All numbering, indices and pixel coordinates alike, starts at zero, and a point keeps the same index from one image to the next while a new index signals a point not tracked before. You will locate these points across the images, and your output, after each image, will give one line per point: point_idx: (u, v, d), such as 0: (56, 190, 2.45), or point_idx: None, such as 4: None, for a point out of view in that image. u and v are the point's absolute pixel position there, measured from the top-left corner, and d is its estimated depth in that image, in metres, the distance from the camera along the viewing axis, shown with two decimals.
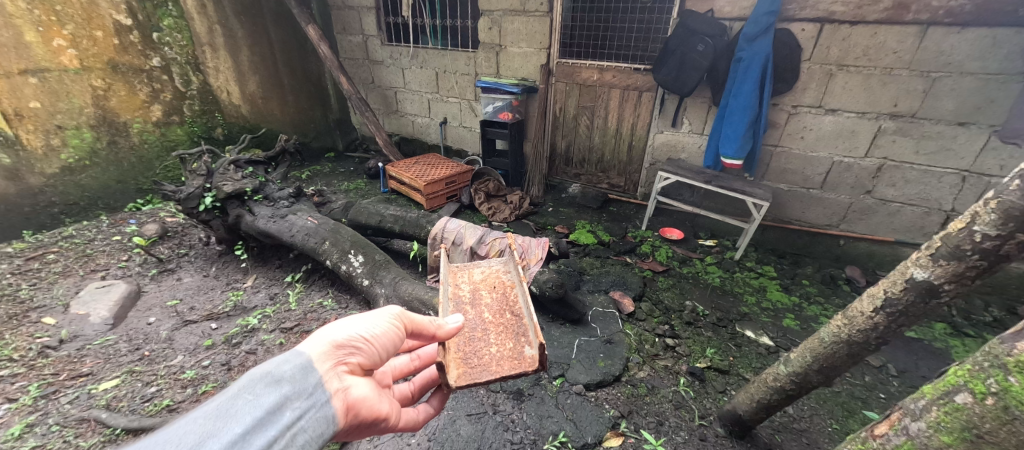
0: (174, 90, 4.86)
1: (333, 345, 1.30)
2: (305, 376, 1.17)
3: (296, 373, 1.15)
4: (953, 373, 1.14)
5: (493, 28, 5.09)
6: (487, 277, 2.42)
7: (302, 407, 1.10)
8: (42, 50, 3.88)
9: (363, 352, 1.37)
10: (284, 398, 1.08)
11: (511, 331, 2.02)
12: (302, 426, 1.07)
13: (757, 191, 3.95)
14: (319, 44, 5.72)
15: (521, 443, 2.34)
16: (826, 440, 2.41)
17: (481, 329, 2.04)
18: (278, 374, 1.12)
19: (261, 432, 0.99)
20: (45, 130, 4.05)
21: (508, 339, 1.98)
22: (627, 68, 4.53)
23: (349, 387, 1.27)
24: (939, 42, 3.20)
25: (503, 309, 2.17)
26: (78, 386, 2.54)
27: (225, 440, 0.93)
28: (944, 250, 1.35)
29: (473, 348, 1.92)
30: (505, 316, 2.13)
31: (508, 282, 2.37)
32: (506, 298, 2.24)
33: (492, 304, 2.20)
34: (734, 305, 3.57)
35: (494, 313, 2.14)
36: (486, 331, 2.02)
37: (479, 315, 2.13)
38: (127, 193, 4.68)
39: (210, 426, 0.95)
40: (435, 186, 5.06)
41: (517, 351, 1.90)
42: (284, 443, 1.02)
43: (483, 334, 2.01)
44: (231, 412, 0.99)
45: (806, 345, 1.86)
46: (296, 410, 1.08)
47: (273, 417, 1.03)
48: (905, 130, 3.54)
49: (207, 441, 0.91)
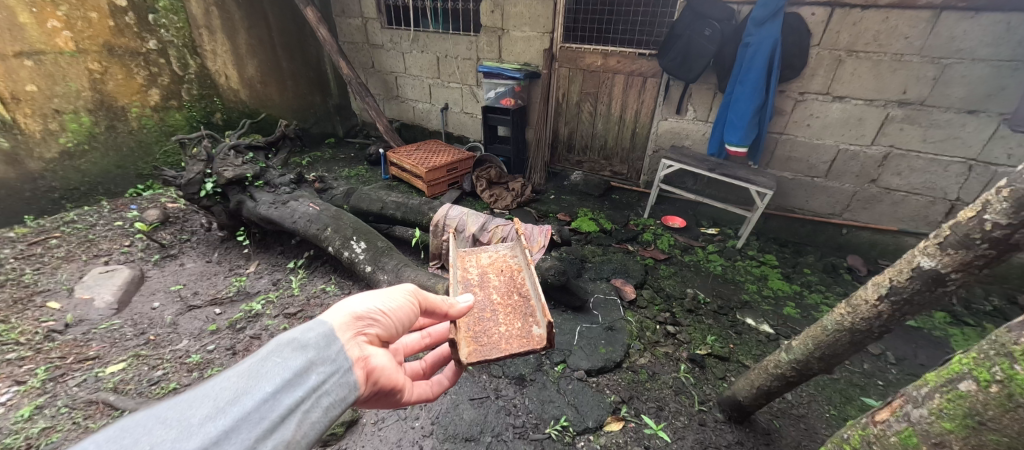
0: (172, 75, 4.80)
1: (353, 316, 1.31)
2: (329, 343, 1.18)
3: (320, 339, 1.16)
4: (957, 362, 1.14)
5: (495, 12, 4.98)
6: (495, 261, 2.42)
7: (326, 372, 1.12)
8: (36, 31, 3.81)
9: (380, 324, 1.38)
10: (309, 362, 1.10)
11: (519, 312, 2.03)
12: (327, 389, 1.09)
13: (761, 178, 3.92)
14: (318, 27, 5.61)
15: (524, 427, 2.37)
16: (824, 425, 2.45)
17: (489, 309, 2.05)
18: (303, 340, 1.13)
19: (290, 391, 1.02)
20: (43, 114, 4.01)
21: (516, 319, 2.00)
22: (632, 54, 4.45)
23: (369, 356, 1.27)
24: (951, 28, 3.14)
25: (511, 291, 2.18)
26: (85, 369, 2.57)
27: (256, 398, 0.97)
28: (954, 239, 1.33)
29: (483, 327, 1.93)
30: (513, 297, 2.14)
31: (515, 265, 2.37)
32: (513, 281, 2.25)
33: (500, 286, 2.21)
34: (735, 293, 3.59)
35: (502, 294, 2.16)
36: (495, 312, 2.04)
37: (488, 296, 2.14)
38: (127, 178, 4.67)
39: (242, 384, 0.98)
40: (436, 173, 5.04)
41: (525, 330, 1.92)
42: (311, 405, 1.04)
43: (492, 315, 2.03)
44: (261, 372, 1.02)
45: (807, 333, 1.87)
46: (321, 374, 1.10)
47: (300, 379, 1.05)
48: (913, 118, 3.50)
49: (240, 399, 0.96)
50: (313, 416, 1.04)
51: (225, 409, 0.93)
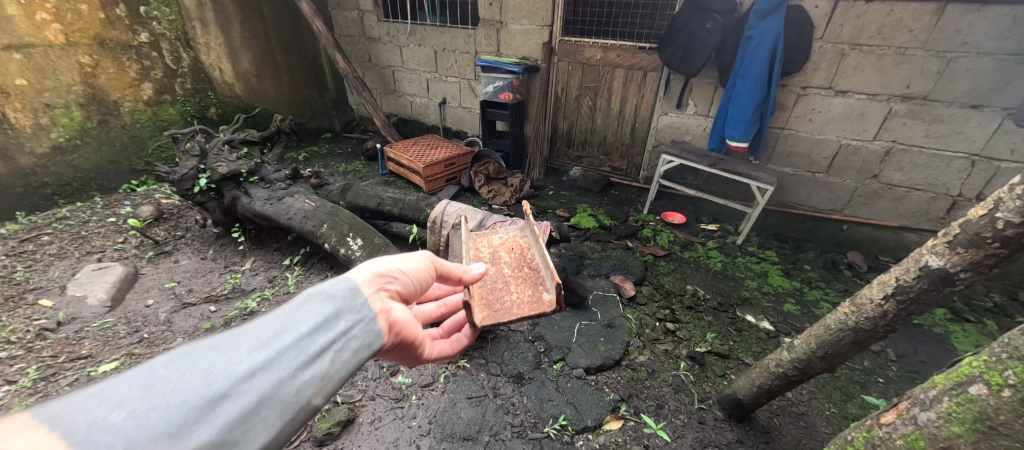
0: (165, 68, 4.73)
1: (374, 274, 1.26)
2: (355, 295, 1.13)
3: (348, 290, 1.13)
4: (967, 364, 1.11)
5: (493, 4, 4.90)
6: (505, 241, 2.37)
7: (355, 318, 1.08)
8: (25, 24, 3.74)
9: (400, 282, 1.33)
10: (338, 309, 1.06)
11: (530, 282, 2.00)
12: (356, 334, 1.06)
13: (762, 174, 3.87)
14: (314, 20, 5.51)
15: (522, 426, 2.35)
16: (824, 423, 2.44)
17: (502, 281, 2.01)
18: (332, 290, 1.10)
19: (323, 332, 0.99)
20: (33, 108, 3.94)
21: (527, 288, 1.96)
22: (632, 47, 4.38)
23: (391, 309, 1.21)
24: (957, 21, 3.09)
25: (522, 265, 2.14)
26: (77, 368, 2.52)
27: (292, 337, 0.94)
28: (963, 237, 1.29)
29: (495, 296, 1.89)
30: (524, 270, 2.10)
31: (525, 244, 2.33)
32: (524, 257, 2.20)
33: (511, 262, 2.17)
34: (735, 290, 3.57)
35: (513, 268, 2.12)
36: (507, 283, 2.00)
37: (499, 270, 2.10)
38: (121, 174, 4.61)
39: (278, 324, 0.96)
40: (434, 168, 4.99)
41: (536, 296, 1.89)
42: (341, 346, 1.01)
43: (504, 286, 1.99)
44: (294, 315, 0.99)
45: (810, 332, 1.84)
46: (350, 320, 1.06)
47: (331, 323, 1.02)
48: (916, 113, 3.45)
49: (277, 335, 0.94)
50: (345, 357, 1.01)
51: (264, 345, 0.91)
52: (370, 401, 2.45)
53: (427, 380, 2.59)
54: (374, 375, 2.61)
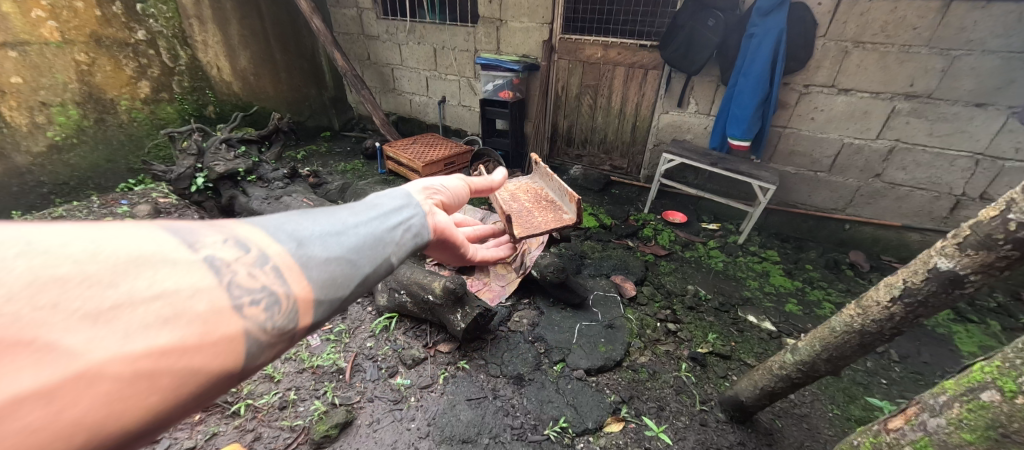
0: (162, 66, 4.69)
1: (423, 188, 1.48)
2: (412, 197, 1.40)
3: (405, 194, 1.39)
4: (978, 370, 1.09)
5: (493, 1, 4.86)
6: (521, 188, 3.00)
7: (417, 210, 1.35)
8: (20, 22, 3.71)
9: (444, 194, 1.56)
10: (404, 204, 1.33)
11: (549, 209, 2.65)
12: (420, 222, 1.32)
13: (764, 173, 3.84)
14: (312, 17, 5.46)
15: (522, 428, 2.33)
16: (827, 425, 2.42)
17: (526, 211, 2.65)
18: (393, 193, 1.36)
19: (398, 214, 1.26)
20: (29, 107, 3.91)
21: (548, 213, 2.63)
22: (633, 45, 4.34)
23: (436, 214, 1.44)
24: (962, 18, 3.05)
25: (539, 199, 2.81)
26: None
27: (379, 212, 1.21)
28: (974, 239, 1.26)
29: (525, 219, 2.54)
30: (542, 202, 2.77)
31: (537, 187, 3.03)
32: (539, 195, 2.89)
33: (530, 200, 2.81)
34: (736, 290, 3.54)
35: (533, 202, 2.76)
36: (530, 211, 2.65)
37: (522, 205, 2.72)
38: (118, 173, 4.55)
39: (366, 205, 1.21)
40: (434, 167, 4.96)
41: (557, 217, 2.51)
42: (414, 225, 1.27)
43: (529, 212, 2.64)
44: (374, 202, 1.25)
45: (815, 334, 1.81)
46: (414, 211, 1.34)
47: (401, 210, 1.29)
48: (920, 112, 3.42)
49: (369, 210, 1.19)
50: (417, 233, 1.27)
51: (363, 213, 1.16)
52: (369, 402, 2.42)
53: (426, 381, 2.57)
54: (373, 377, 2.58)
